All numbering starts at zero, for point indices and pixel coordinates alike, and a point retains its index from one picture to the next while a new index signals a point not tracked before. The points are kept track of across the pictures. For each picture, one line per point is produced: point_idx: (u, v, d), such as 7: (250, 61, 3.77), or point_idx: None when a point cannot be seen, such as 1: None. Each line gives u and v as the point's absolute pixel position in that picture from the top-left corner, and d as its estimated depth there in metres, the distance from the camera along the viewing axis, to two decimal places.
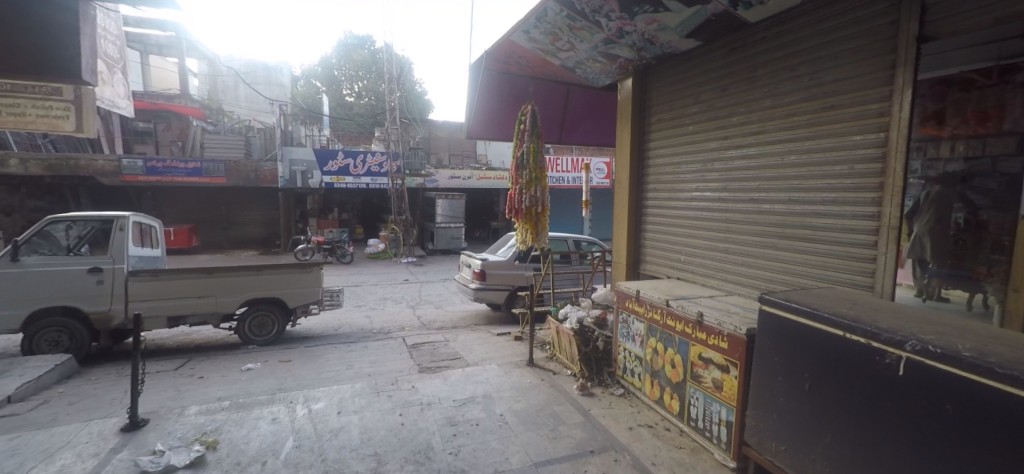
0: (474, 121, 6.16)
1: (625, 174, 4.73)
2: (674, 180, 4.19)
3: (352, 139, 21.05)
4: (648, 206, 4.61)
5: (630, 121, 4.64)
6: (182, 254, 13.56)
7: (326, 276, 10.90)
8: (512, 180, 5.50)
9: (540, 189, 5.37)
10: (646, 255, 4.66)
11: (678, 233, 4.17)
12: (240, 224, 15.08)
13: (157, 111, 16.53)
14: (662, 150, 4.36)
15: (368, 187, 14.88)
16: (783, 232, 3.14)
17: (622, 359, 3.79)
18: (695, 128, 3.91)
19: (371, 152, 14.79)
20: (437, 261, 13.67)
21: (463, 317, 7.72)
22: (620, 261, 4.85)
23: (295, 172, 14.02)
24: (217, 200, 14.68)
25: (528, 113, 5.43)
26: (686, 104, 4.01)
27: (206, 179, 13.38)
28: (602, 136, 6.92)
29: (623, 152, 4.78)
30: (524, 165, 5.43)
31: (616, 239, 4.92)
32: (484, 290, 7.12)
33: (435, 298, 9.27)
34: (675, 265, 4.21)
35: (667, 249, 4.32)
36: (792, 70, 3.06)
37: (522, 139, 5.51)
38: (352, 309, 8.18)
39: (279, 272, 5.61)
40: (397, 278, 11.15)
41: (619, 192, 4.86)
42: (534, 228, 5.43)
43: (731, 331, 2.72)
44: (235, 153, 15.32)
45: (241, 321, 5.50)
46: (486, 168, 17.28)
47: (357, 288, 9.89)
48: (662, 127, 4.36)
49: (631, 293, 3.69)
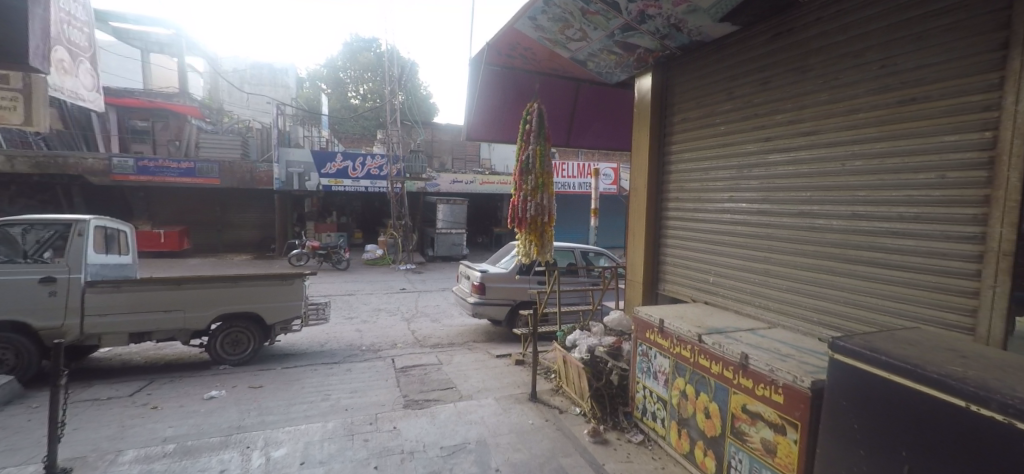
0: (474, 118, 5.63)
1: (642, 181, 4.18)
2: (702, 189, 3.62)
3: (354, 141, 20.60)
4: (669, 218, 4.05)
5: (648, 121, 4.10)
6: (172, 257, 13.10)
7: (319, 284, 10.38)
8: (514, 185, 4.95)
9: (547, 196, 4.85)
10: (665, 274, 4.10)
11: (705, 250, 3.60)
12: (234, 227, 14.59)
13: (153, 110, 16.07)
14: (686, 153, 3.81)
15: (367, 190, 14.40)
16: (843, 254, 2.57)
17: (640, 398, 3.23)
18: (728, 128, 3.34)
19: (371, 155, 14.31)
20: (437, 268, 13.13)
21: (460, 333, 7.16)
22: (637, 280, 4.30)
23: (291, 174, 13.55)
24: (211, 202, 14.20)
25: (534, 113, 4.92)
26: (717, 100, 3.46)
27: (200, 180, 12.93)
28: (613, 139, 6.36)
29: (641, 156, 4.22)
30: (529, 169, 4.90)
31: (632, 255, 4.37)
32: (482, 305, 6.56)
33: (432, 310, 8.73)
34: (701, 287, 3.64)
35: (692, 268, 3.76)
36: (857, 56, 2.49)
37: (526, 141, 4.96)
38: (342, 322, 7.63)
39: (256, 285, 5.09)
40: (394, 287, 10.61)
41: (636, 200, 4.31)
42: (538, 239, 4.90)
43: (789, 380, 2.13)
44: (230, 154, 14.79)
45: (213, 338, 4.97)
46: (489, 172, 16.78)
47: (350, 298, 9.35)
48: (687, 127, 3.80)
49: (653, 322, 3.13)
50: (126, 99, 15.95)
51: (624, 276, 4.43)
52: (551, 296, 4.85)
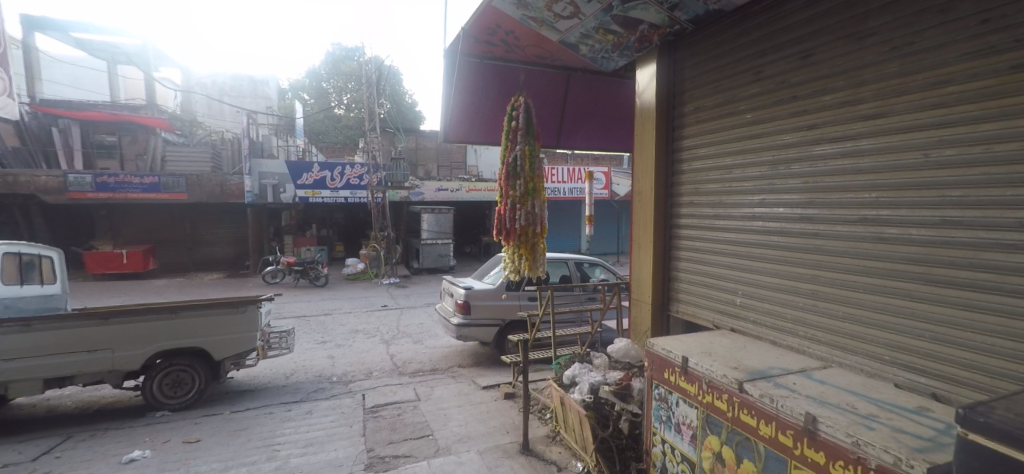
0: (454, 112, 5.00)
1: (649, 183, 3.59)
2: (722, 189, 3.03)
3: (335, 151, 19.86)
4: (682, 227, 3.45)
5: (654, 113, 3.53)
6: (137, 278, 12.25)
7: (293, 304, 9.63)
8: (500, 192, 4.30)
9: (539, 203, 4.22)
10: (679, 291, 3.49)
11: (728, 264, 3.01)
12: (205, 244, 13.70)
13: (119, 123, 15.03)
14: (701, 149, 3.21)
15: (346, 201, 13.69)
16: (926, 273, 1.95)
17: (658, 455, 2.58)
18: (757, 115, 2.76)
19: (351, 164, 13.60)
20: (422, 282, 12.41)
21: (445, 356, 6.46)
22: (643, 300, 3.69)
23: (265, 186, 12.85)
24: (180, 219, 13.32)
25: (521, 107, 4.27)
26: (740, 85, 2.89)
27: (165, 195, 12.13)
28: (609, 140, 5.71)
29: (646, 154, 3.64)
30: (517, 173, 4.25)
31: (637, 268, 3.77)
32: (468, 326, 5.88)
33: (415, 329, 8.02)
34: (724, 307, 3.05)
35: (711, 285, 3.16)
36: (943, 11, 1.90)
37: (512, 141, 4.32)
38: (313, 348, 6.87)
39: (198, 315, 4.41)
40: (375, 304, 9.88)
41: (641, 205, 3.71)
42: (529, 253, 4.25)
43: (884, 460, 1.48)
44: (200, 167, 13.99)
45: (149, 379, 4.23)
46: (476, 179, 16.16)
47: (325, 319, 8.59)
48: (701, 118, 3.22)
49: (673, 360, 2.48)
50: (90, 113, 15.04)
51: (631, 295, 3.82)
52: (543, 317, 4.16)
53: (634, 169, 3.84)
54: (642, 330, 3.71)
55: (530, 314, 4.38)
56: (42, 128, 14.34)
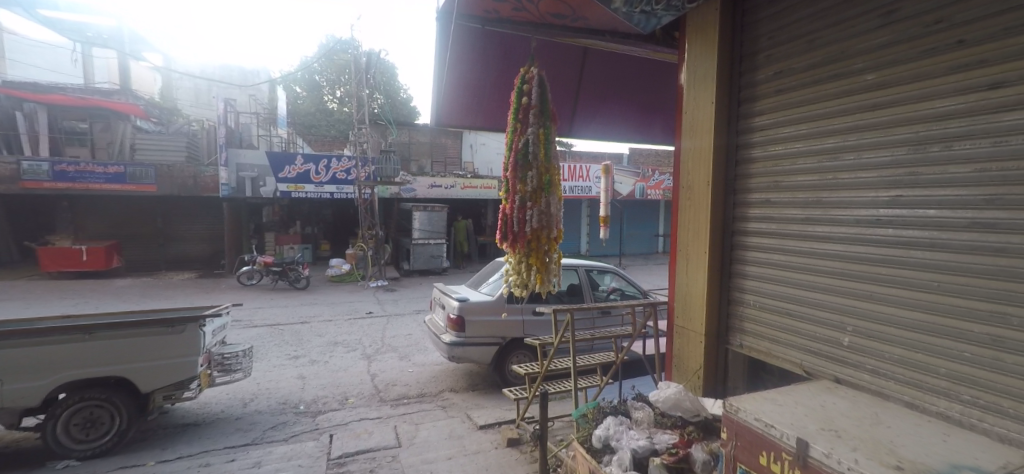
0: (447, 86, 4.18)
1: (704, 178, 2.74)
2: (820, 183, 2.18)
3: (325, 145, 18.86)
4: (749, 235, 2.59)
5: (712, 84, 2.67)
6: (100, 277, 11.27)
7: (268, 309, 8.72)
8: (506, 188, 3.44)
9: (554, 201, 3.42)
10: (742, 319, 2.64)
11: (829, 288, 2.16)
12: (178, 241, 12.71)
13: (89, 109, 13.98)
14: (786, 128, 2.35)
15: (332, 196, 12.76)
16: None
17: None
18: (886, 74, 1.91)
19: (338, 157, 12.65)
20: (412, 285, 11.52)
21: (435, 377, 5.59)
22: (692, 330, 2.84)
23: (243, 179, 11.96)
24: (151, 213, 12.35)
25: (533, 80, 3.39)
26: (855, 35, 2.04)
27: (131, 187, 11.15)
28: (617, 124, 5.27)
29: (699, 140, 2.78)
30: (528, 163, 3.40)
31: (681, 286, 2.94)
32: (462, 345, 5.01)
33: (402, 342, 7.14)
34: (820, 348, 2.21)
35: (797, 315, 2.32)
36: None
37: (522, 123, 3.43)
38: (282, 365, 5.96)
39: (121, 336, 3.51)
40: (359, 311, 8.99)
41: (689, 206, 2.86)
42: (541, 263, 3.41)
43: None
44: (174, 157, 12.99)
45: (52, 418, 3.36)
46: (471, 175, 15.26)
47: (301, 328, 7.67)
48: (787, 86, 2.37)
49: (778, 442, 1.62)
50: (57, 97, 14.00)
51: (676, 321, 2.98)
52: (556, 349, 3.29)
53: (679, 160, 2.98)
54: (692, 368, 2.85)
55: (541, 342, 3.48)
56: (6, 112, 13.37)
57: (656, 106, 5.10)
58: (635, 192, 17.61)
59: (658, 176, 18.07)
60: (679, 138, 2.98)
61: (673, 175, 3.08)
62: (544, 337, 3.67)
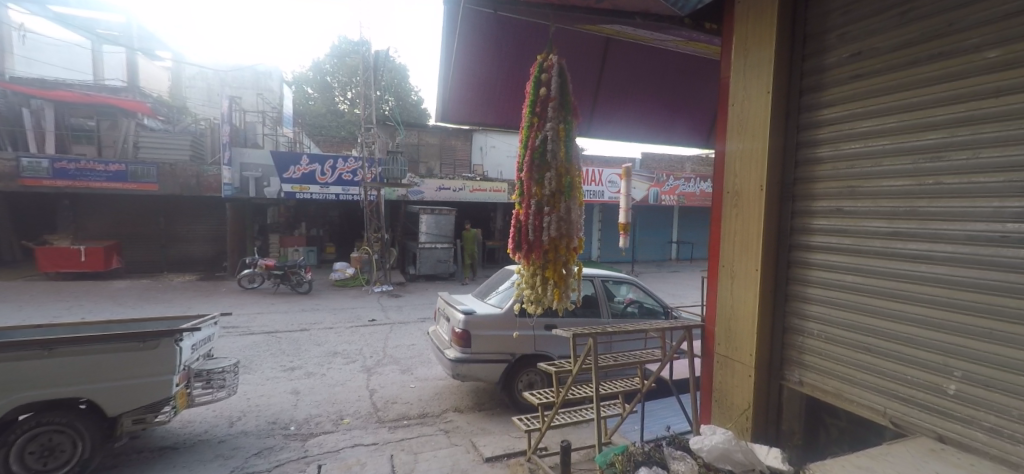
0: (455, 78, 3.81)
1: (755, 182, 2.28)
2: (914, 188, 1.72)
3: (333, 145, 18.59)
4: (813, 251, 2.12)
5: (767, 71, 2.21)
6: (99, 278, 11.03)
7: (267, 315, 8.38)
8: (519, 191, 3.04)
9: (575, 206, 3.00)
10: (803, 350, 2.18)
11: (927, 324, 1.71)
12: (181, 242, 12.50)
13: (96, 106, 13.84)
14: (866, 122, 1.89)
15: (337, 198, 12.45)
16: None
17: None
18: (1018, 48, 1.44)
19: (344, 158, 12.36)
20: (418, 291, 11.15)
21: (439, 394, 5.18)
22: (739, 360, 2.39)
23: (246, 179, 11.68)
24: (154, 212, 12.15)
25: (553, 68, 2.98)
26: (965, 3, 1.59)
27: (132, 186, 10.93)
28: (635, 121, 4.85)
29: (748, 134, 2.33)
30: (546, 163, 3.00)
31: (725, 309, 2.49)
32: (466, 362, 4.59)
33: (405, 353, 6.76)
34: (912, 393, 1.77)
35: (880, 352, 1.87)
36: None
37: (539, 116, 3.00)
38: (276, 378, 5.60)
39: (86, 353, 3.16)
40: (362, 318, 8.63)
41: (737, 215, 2.41)
42: (558, 276, 3.00)
43: None
44: (177, 156, 12.77)
45: (5, 445, 3.00)
46: (480, 178, 14.88)
47: (300, 337, 7.32)
48: (869, 73, 1.89)
49: None
50: (63, 94, 13.80)
51: (720, 350, 2.52)
52: (574, 379, 2.88)
53: (722, 164, 2.55)
54: (742, 406, 2.36)
55: (556, 370, 3.11)
56: (14, 109, 13.26)
57: (683, 96, 4.69)
58: (649, 197, 17.13)
59: (672, 182, 17.57)
60: (722, 138, 2.54)
61: (716, 179, 2.64)
62: (562, 363, 3.26)
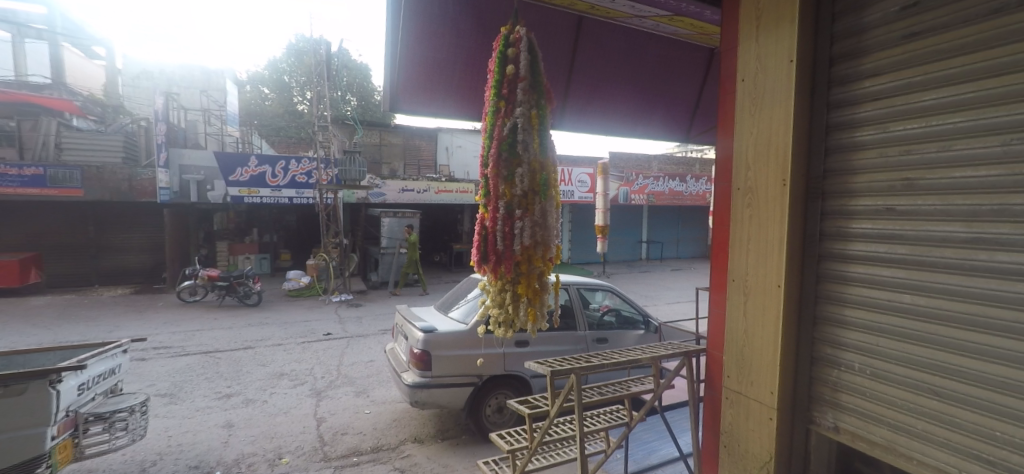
0: (404, 58, 3.27)
1: (774, 186, 1.97)
2: (1008, 181, 1.33)
3: (289, 146, 17.60)
4: (849, 268, 1.79)
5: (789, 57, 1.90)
6: (16, 295, 9.82)
7: (208, 332, 7.55)
8: (483, 193, 2.54)
9: (551, 208, 2.54)
10: (842, 389, 1.83)
11: (1002, 357, 1.35)
12: (115, 252, 11.35)
13: (15, 104, 12.46)
14: (930, 94, 1.53)
15: (290, 202, 11.58)
16: None
17: None
18: None
19: (297, 158, 11.53)
20: (380, 300, 10.47)
21: (397, 421, 4.61)
22: (755, 384, 2.10)
23: (187, 183, 10.68)
24: (82, 220, 10.97)
25: (521, 43, 2.49)
26: None
27: (52, 191, 9.77)
28: (608, 110, 4.41)
29: (762, 122, 2.05)
30: (516, 155, 2.51)
31: (736, 336, 2.20)
32: (427, 387, 4.04)
33: (362, 371, 6.14)
34: (982, 447, 1.41)
35: (945, 395, 1.50)
36: None
37: (507, 99, 2.50)
38: (208, 409, 4.87)
39: None
40: (316, 332, 7.90)
41: (753, 224, 2.10)
42: (532, 292, 2.52)
43: None
44: (108, 158, 11.57)
45: None
46: (446, 178, 14.27)
47: (243, 356, 6.56)
48: (930, 29, 1.54)
49: None
50: None
51: (732, 369, 2.23)
52: (551, 424, 2.38)
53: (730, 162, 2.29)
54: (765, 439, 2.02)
55: (530, 416, 2.58)
56: None
57: (663, 82, 4.35)
58: (619, 196, 17.00)
59: (642, 181, 17.52)
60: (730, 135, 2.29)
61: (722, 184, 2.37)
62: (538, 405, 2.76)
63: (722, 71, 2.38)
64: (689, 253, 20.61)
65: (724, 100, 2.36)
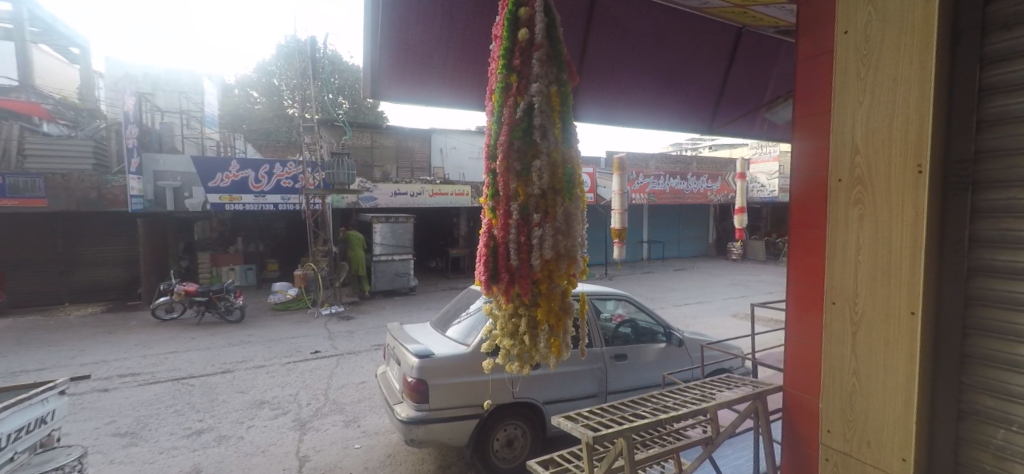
0: (388, 32, 2.65)
1: (902, 180, 1.51)
2: None
3: (276, 151, 16.93)
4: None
5: (922, 11, 1.43)
6: None
7: (183, 354, 6.90)
8: (490, 190, 1.95)
9: (577, 209, 1.95)
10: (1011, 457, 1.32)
11: None
12: (88, 266, 10.67)
13: None
14: None
15: (275, 208, 10.94)
16: None
17: None
18: None
19: (281, 161, 10.86)
20: (373, 311, 9.85)
21: (391, 459, 4.00)
22: (878, 431, 1.60)
23: (163, 189, 10.00)
24: (51, 233, 10.27)
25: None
26: None
27: (12, 201, 9.08)
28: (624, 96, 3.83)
29: (880, 90, 1.59)
30: (533, 144, 1.93)
31: (841, 377, 1.73)
32: (425, 423, 3.44)
33: (353, 395, 5.52)
34: None
35: None
36: None
37: (523, 69, 1.91)
38: (174, 449, 4.25)
39: None
40: (303, 349, 7.27)
41: (865, 231, 1.65)
42: (554, 318, 1.93)
43: None
44: (77, 166, 10.85)
45: None
46: (440, 180, 13.65)
47: (220, 381, 5.92)
48: None
49: None
50: None
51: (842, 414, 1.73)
52: None
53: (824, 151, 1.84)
54: None
55: None
56: None
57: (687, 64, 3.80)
58: None
59: (642, 179, 17.04)
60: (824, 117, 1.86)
61: (811, 183, 1.91)
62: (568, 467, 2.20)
63: (805, 48, 1.94)
64: (691, 252, 20.13)
65: (811, 82, 1.92)
